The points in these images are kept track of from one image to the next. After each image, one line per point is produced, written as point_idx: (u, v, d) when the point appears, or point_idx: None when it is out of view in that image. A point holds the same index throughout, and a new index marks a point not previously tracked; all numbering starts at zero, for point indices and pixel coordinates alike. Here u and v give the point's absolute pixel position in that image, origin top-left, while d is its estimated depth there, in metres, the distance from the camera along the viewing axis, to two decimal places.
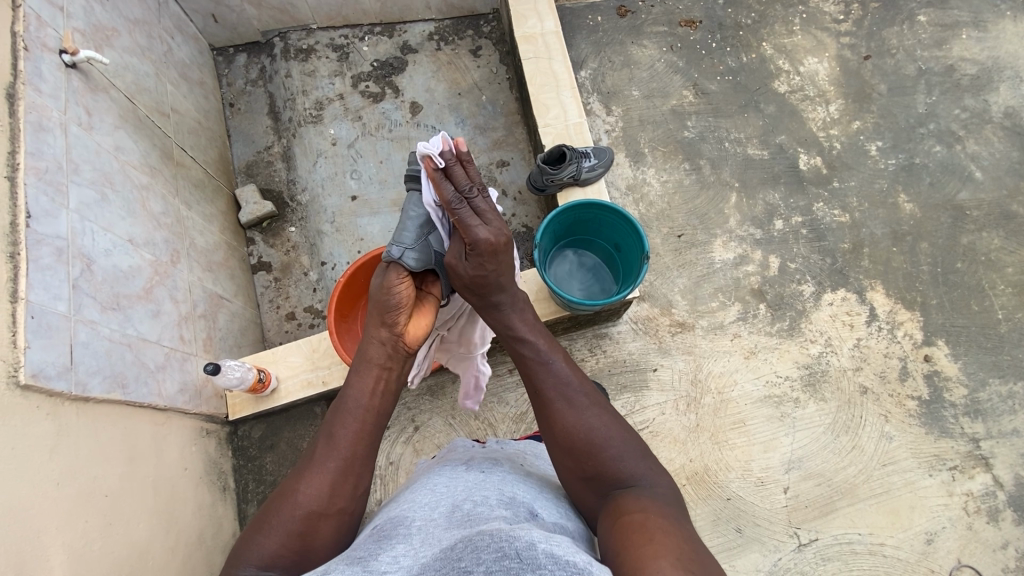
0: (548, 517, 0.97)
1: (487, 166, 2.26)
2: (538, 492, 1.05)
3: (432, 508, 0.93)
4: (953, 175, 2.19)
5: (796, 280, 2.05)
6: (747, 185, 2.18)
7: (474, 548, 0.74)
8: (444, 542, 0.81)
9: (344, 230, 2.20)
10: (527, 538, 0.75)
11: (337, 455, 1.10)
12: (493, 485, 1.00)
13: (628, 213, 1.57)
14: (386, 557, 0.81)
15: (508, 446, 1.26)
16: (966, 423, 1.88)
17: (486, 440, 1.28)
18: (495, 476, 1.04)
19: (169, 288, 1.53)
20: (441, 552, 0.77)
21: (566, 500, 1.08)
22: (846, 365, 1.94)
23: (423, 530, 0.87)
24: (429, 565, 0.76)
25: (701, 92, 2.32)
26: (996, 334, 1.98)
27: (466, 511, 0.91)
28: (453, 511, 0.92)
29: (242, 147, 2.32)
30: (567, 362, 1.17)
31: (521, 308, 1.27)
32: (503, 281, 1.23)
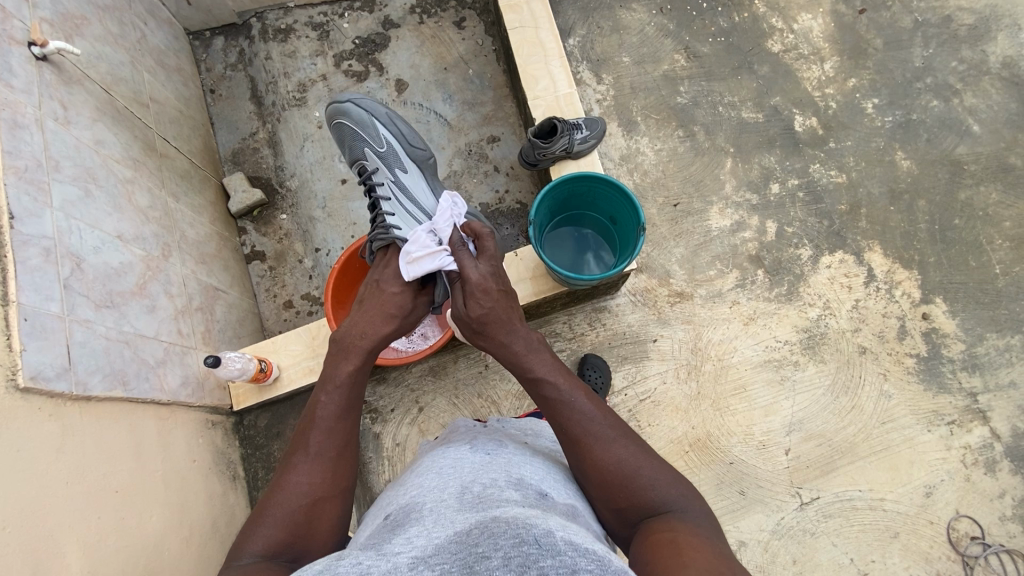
0: (556, 498, 0.99)
1: (478, 142, 2.22)
2: (544, 471, 1.06)
3: (442, 489, 0.95)
4: (949, 130, 2.15)
5: (794, 244, 2.04)
6: (742, 150, 2.16)
7: (490, 535, 0.76)
8: (457, 525, 0.83)
9: (336, 215, 2.15)
10: (544, 526, 0.78)
11: (332, 442, 1.14)
12: (499, 466, 1.02)
13: (632, 193, 1.49)
14: (398, 540, 0.83)
15: (510, 424, 1.27)
16: (963, 377, 1.88)
17: (489, 420, 1.30)
18: (501, 457, 1.05)
19: (163, 283, 1.52)
20: (456, 536, 0.79)
21: (573, 482, 1.10)
22: (844, 327, 1.95)
23: (434, 513, 0.88)
24: (445, 549, 0.77)
25: (693, 55, 2.29)
26: (994, 289, 1.96)
27: (476, 492, 0.92)
28: (462, 492, 0.93)
29: (226, 134, 2.29)
30: (586, 394, 1.15)
31: (536, 349, 1.24)
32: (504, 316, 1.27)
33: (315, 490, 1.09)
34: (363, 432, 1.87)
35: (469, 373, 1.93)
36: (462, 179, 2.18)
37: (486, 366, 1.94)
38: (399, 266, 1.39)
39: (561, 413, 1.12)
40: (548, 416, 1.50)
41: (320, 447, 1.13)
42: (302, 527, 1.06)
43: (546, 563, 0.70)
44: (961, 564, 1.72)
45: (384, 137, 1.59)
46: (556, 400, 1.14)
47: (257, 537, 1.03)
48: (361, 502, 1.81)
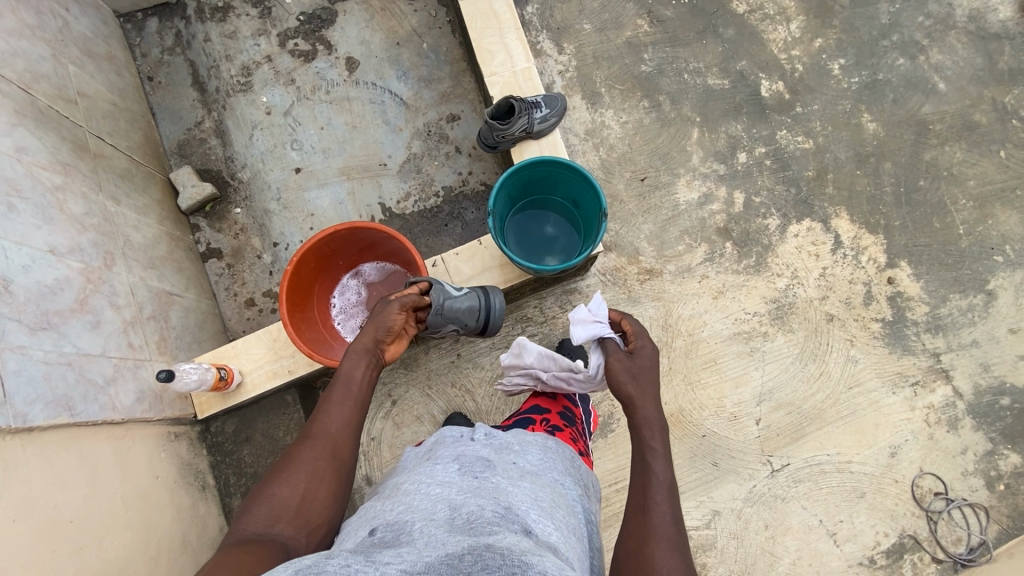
0: (545, 532, 0.97)
1: (437, 122, 2.12)
2: (532, 498, 1.04)
3: (432, 513, 0.94)
4: (915, 89, 2.12)
5: (761, 215, 2.02)
6: (708, 119, 2.10)
7: (485, 566, 0.75)
8: (448, 548, 0.82)
9: (292, 206, 2.05)
10: (540, 569, 0.76)
11: (338, 422, 1.12)
12: (488, 492, 1.00)
13: (592, 177, 1.46)
14: (388, 552, 0.83)
15: (497, 440, 1.23)
16: (927, 339, 1.91)
17: (478, 427, 1.25)
18: (490, 482, 1.04)
19: (107, 295, 1.45)
20: (448, 558, 0.78)
21: (559, 510, 1.07)
22: (812, 296, 1.95)
23: (425, 537, 0.87)
24: (436, 568, 0.76)
25: (656, 20, 2.20)
26: (958, 250, 1.97)
27: (466, 521, 0.92)
28: (452, 518, 0.92)
29: (170, 125, 2.16)
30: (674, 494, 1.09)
31: (662, 431, 1.18)
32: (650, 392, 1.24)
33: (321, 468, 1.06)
34: None
35: (441, 364, 1.91)
36: (423, 162, 2.09)
37: (458, 355, 1.92)
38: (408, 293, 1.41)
39: (649, 493, 1.09)
40: (535, 423, 1.48)
41: (327, 425, 1.11)
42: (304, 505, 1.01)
43: None
44: (924, 519, 1.78)
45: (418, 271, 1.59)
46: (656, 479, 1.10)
47: (262, 496, 1.01)
48: None
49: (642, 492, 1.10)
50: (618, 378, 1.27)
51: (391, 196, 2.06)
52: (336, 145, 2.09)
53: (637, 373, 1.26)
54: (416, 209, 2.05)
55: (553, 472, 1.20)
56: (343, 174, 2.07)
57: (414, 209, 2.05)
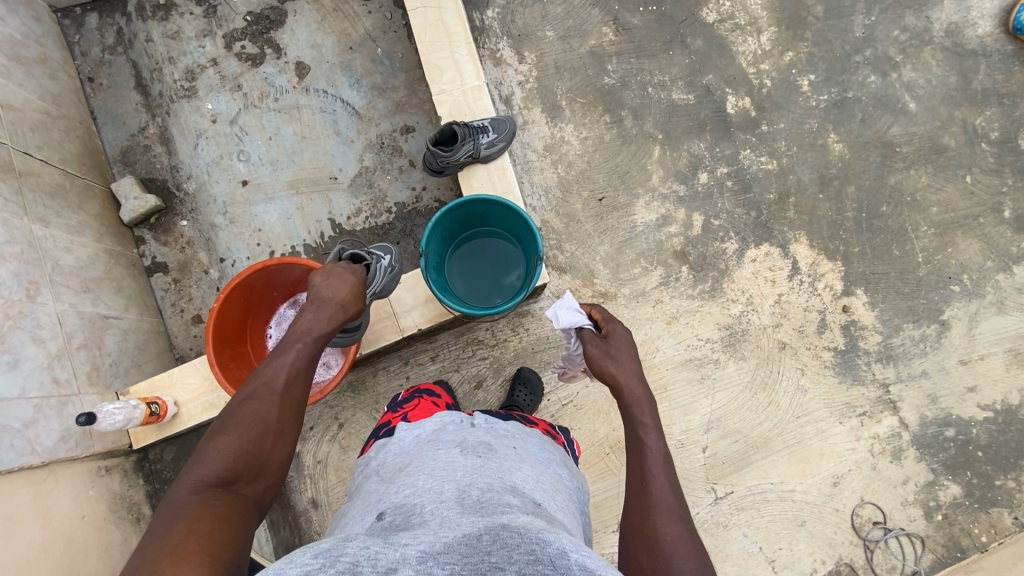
0: (550, 511, 0.99)
1: (391, 134, 2.04)
2: (535, 480, 1.05)
3: (440, 492, 0.93)
4: (885, 109, 2.06)
5: (719, 238, 1.98)
6: (670, 136, 2.04)
7: (504, 546, 0.74)
8: (464, 529, 0.82)
9: (239, 221, 1.99)
10: (557, 544, 0.75)
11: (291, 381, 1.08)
12: (492, 473, 1.00)
13: (517, 205, 1.42)
14: (404, 535, 0.81)
15: (498, 427, 1.20)
16: (877, 369, 1.90)
17: (476, 415, 1.22)
18: (493, 463, 1.04)
19: (29, 329, 1.41)
20: (465, 539, 0.77)
21: (560, 493, 1.08)
22: (766, 323, 1.93)
23: (437, 518, 0.87)
24: (454, 551, 0.75)
25: (622, 28, 2.11)
26: (915, 279, 1.95)
27: (476, 499, 0.92)
28: (461, 496, 0.92)
29: (112, 131, 2.08)
30: (667, 462, 1.10)
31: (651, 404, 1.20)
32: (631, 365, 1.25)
33: (272, 428, 1.01)
34: None
35: (389, 387, 1.89)
36: (375, 176, 2.02)
37: (407, 378, 1.90)
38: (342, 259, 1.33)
39: (644, 466, 1.09)
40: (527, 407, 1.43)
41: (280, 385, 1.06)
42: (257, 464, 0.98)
43: None
44: (862, 547, 1.82)
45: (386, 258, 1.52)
46: (649, 451, 1.11)
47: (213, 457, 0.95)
48: (283, 521, 1.80)
49: (636, 467, 1.10)
50: (601, 363, 1.27)
51: (342, 211, 1.99)
52: (285, 156, 2.01)
53: (615, 354, 1.26)
54: (367, 226, 1.99)
55: (552, 458, 1.20)
56: (291, 188, 2.00)
57: (364, 226, 1.99)
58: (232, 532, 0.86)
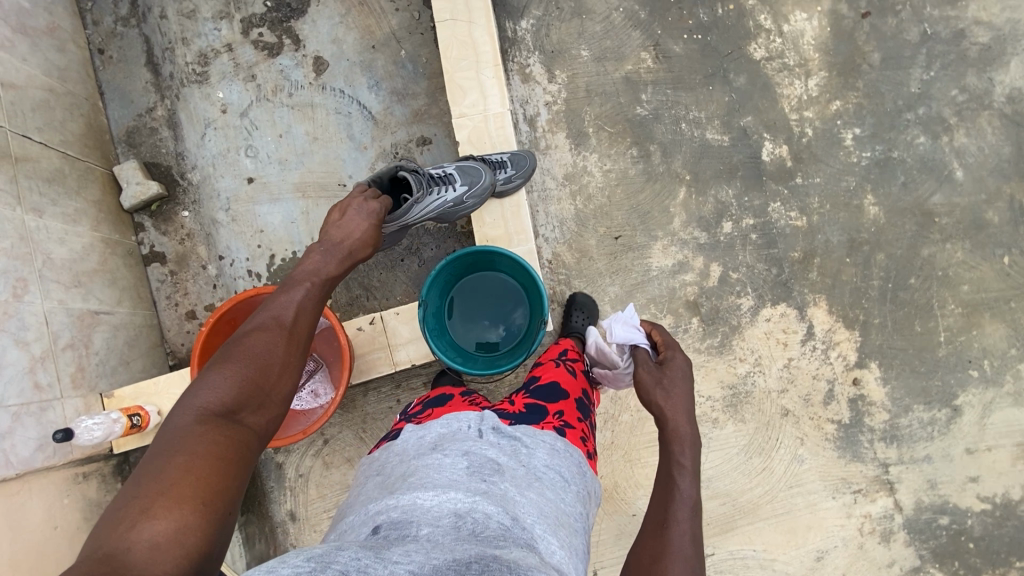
0: (550, 550, 0.91)
1: (406, 144, 1.95)
2: (540, 509, 0.97)
3: (437, 514, 0.87)
4: (930, 174, 1.93)
5: (735, 292, 1.89)
6: (699, 179, 1.93)
7: None
8: (455, 553, 0.77)
9: (240, 220, 1.92)
10: None
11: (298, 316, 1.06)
12: (495, 497, 0.94)
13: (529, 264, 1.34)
14: (396, 550, 0.77)
15: (505, 436, 1.13)
16: (879, 448, 1.84)
17: (487, 417, 1.16)
18: (498, 485, 0.97)
19: (14, 330, 1.37)
20: (455, 564, 0.73)
21: (565, 527, 0.99)
22: (771, 387, 1.86)
23: (431, 540, 0.82)
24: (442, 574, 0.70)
25: (662, 55, 1.98)
26: (933, 359, 1.87)
27: (473, 526, 0.86)
28: (458, 521, 0.87)
29: (119, 108, 1.99)
30: (696, 505, 1.09)
31: (693, 441, 1.18)
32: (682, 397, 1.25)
33: (280, 360, 0.98)
34: (265, 462, 1.82)
35: (378, 408, 1.85)
36: None
37: (397, 402, 1.85)
38: (357, 195, 1.32)
39: (668, 502, 1.09)
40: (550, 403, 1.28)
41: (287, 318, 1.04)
42: (259, 398, 0.92)
43: None
44: None
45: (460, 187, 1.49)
46: (677, 491, 1.10)
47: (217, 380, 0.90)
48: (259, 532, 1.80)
49: (660, 503, 1.10)
50: (648, 389, 1.27)
51: None
52: (294, 156, 1.93)
53: (667, 387, 1.25)
54: None
55: (566, 479, 1.11)
56: (297, 191, 1.92)
57: None
58: (235, 465, 0.82)
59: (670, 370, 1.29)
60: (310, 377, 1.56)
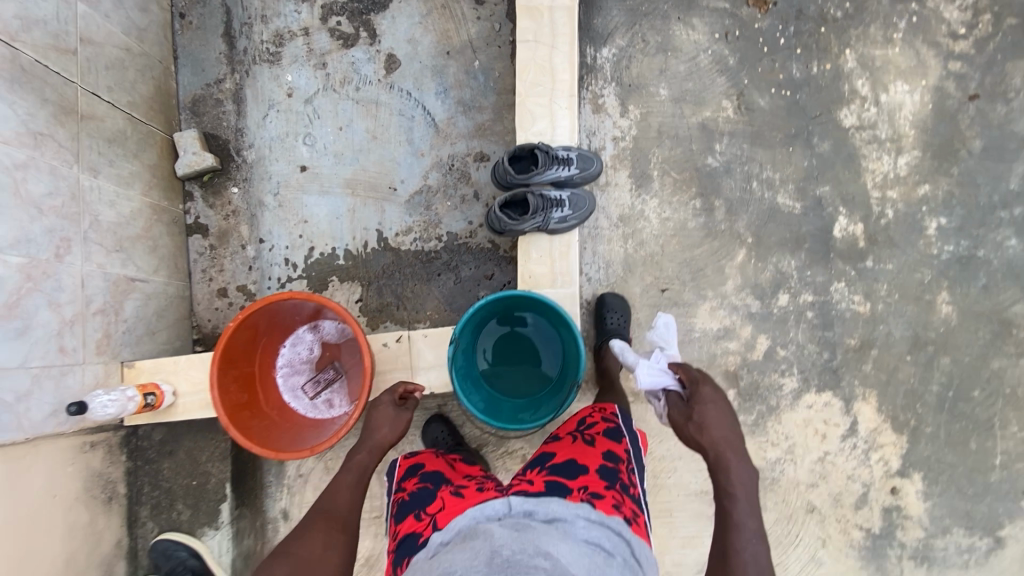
0: None
1: (463, 157, 1.89)
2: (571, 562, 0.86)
3: (473, 556, 0.82)
4: (1014, 281, 1.78)
5: (780, 370, 1.77)
6: (761, 243, 1.82)
7: None
8: None
9: (287, 206, 1.91)
10: None
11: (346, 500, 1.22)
12: (527, 542, 0.86)
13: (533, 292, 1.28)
14: None
15: (540, 507, 1.00)
16: (908, 566, 1.69)
17: (515, 504, 1.00)
18: (530, 535, 0.89)
19: (50, 290, 1.36)
20: None
21: None
22: (801, 479, 1.73)
23: None
24: None
25: (745, 106, 1.87)
26: (982, 482, 1.71)
27: (506, 558, 0.81)
28: (493, 556, 0.82)
29: (189, 75, 1.98)
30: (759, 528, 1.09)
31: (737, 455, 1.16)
32: (714, 418, 1.20)
33: (328, 534, 1.15)
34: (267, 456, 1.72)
35: None
36: (435, 198, 1.88)
37: (409, 419, 1.77)
38: (387, 396, 1.39)
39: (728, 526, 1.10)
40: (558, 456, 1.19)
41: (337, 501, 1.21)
42: (313, 566, 1.09)
43: None
44: None
45: (563, 194, 1.52)
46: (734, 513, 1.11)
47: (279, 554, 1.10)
48: (249, 532, 1.66)
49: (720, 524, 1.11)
50: (682, 429, 1.24)
51: (391, 226, 1.88)
52: (350, 152, 1.90)
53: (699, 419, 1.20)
54: (412, 247, 1.87)
55: (605, 551, 0.93)
56: (348, 187, 1.89)
57: (410, 247, 1.87)
58: None
59: (701, 398, 1.23)
60: (327, 384, 1.48)
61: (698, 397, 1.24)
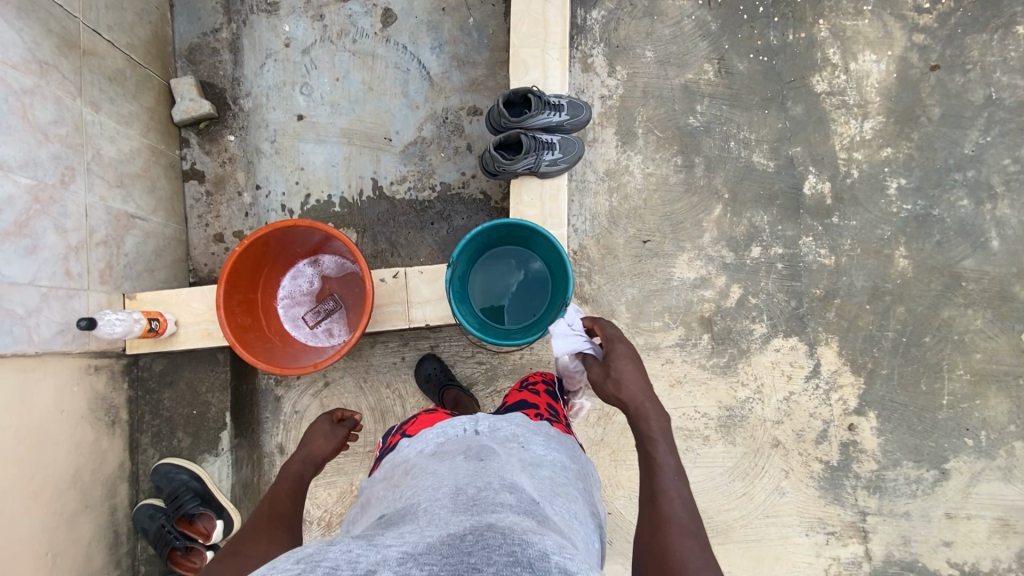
0: (548, 512, 0.89)
1: (457, 110, 1.95)
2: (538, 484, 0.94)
3: (437, 490, 0.87)
4: (966, 238, 1.93)
5: (750, 317, 1.90)
6: (737, 199, 1.94)
7: (485, 546, 0.71)
8: (451, 528, 0.77)
9: (284, 153, 1.96)
10: (540, 547, 0.72)
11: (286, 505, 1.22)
12: (494, 471, 0.91)
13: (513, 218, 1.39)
14: (390, 533, 0.78)
15: (502, 428, 1.07)
16: (861, 495, 1.85)
17: (481, 419, 1.09)
18: (495, 463, 0.94)
19: (55, 216, 1.42)
20: (449, 539, 0.73)
21: (560, 496, 0.95)
22: (766, 416, 1.87)
23: (428, 513, 0.82)
24: (436, 549, 0.71)
25: (725, 70, 1.98)
26: (931, 420, 1.87)
27: (471, 495, 0.84)
28: (457, 494, 0.85)
29: (186, 24, 2.00)
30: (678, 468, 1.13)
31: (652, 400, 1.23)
32: (625, 368, 1.27)
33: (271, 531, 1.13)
34: (264, 392, 1.79)
35: (383, 361, 1.84)
36: (429, 149, 1.95)
37: (402, 359, 1.84)
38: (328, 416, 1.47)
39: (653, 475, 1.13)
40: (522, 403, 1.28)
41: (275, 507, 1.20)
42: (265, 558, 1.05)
43: None
44: None
45: (554, 138, 1.60)
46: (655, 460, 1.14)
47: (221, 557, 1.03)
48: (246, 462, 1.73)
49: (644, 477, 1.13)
50: (602, 387, 1.28)
51: (386, 175, 1.94)
52: (346, 103, 1.96)
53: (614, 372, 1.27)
54: (406, 196, 1.94)
55: (565, 466, 1.05)
56: (343, 136, 1.95)
57: (404, 195, 1.93)
58: None
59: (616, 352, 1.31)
60: (327, 314, 1.56)
61: (613, 353, 1.32)
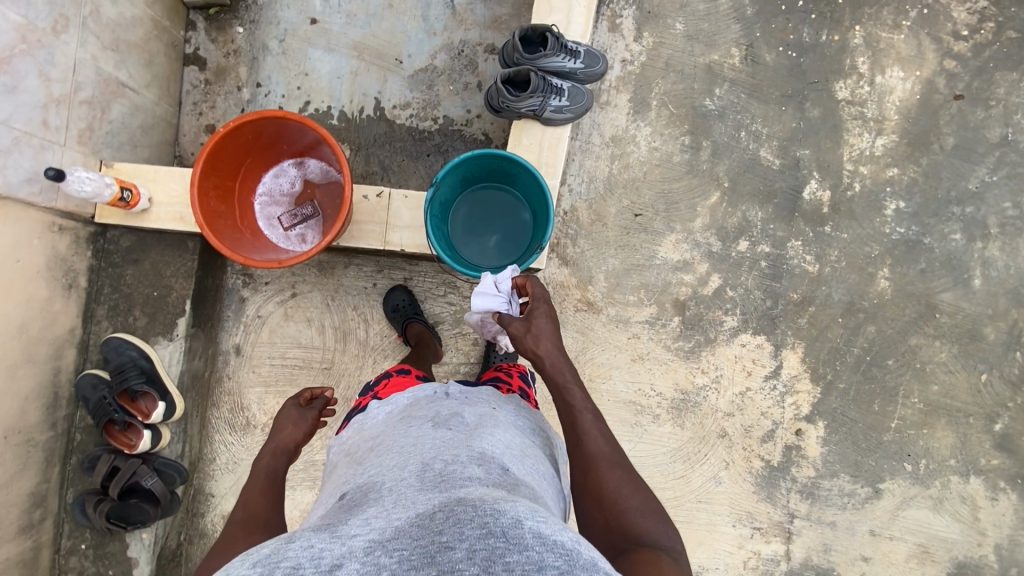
0: (518, 476, 0.91)
1: (474, 46, 1.90)
2: (506, 444, 0.96)
3: (402, 468, 0.87)
4: (950, 272, 1.94)
5: (724, 308, 1.91)
6: (735, 190, 1.92)
7: (456, 521, 0.69)
8: (418, 506, 0.77)
9: (291, 55, 1.90)
10: (512, 513, 0.70)
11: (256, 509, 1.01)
12: (461, 442, 0.92)
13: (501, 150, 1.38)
14: (356, 520, 0.77)
15: (470, 395, 1.10)
16: (794, 498, 1.89)
17: (451, 386, 1.12)
18: (462, 433, 0.95)
19: (41, 61, 1.38)
20: (419, 518, 0.72)
21: (529, 459, 0.98)
22: (719, 407, 1.89)
23: (394, 493, 0.82)
24: (403, 533, 0.71)
25: (751, 58, 1.94)
26: (876, 439, 1.91)
27: (438, 470, 0.85)
28: (423, 469, 0.86)
29: None
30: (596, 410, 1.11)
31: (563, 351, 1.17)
32: (542, 321, 1.19)
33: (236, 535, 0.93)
34: (229, 290, 1.77)
35: (353, 283, 1.80)
36: (438, 80, 1.90)
37: (373, 285, 1.81)
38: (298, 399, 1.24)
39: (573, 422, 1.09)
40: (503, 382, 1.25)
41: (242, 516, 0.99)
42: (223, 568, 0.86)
43: (512, 558, 0.63)
44: None
45: (563, 84, 1.56)
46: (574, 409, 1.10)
47: None
48: (198, 354, 1.71)
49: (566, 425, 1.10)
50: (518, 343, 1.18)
51: (390, 97, 1.89)
52: (362, 16, 1.90)
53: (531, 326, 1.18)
54: (407, 122, 1.89)
55: (533, 433, 1.08)
56: (354, 49, 1.90)
57: (405, 122, 1.89)
58: None
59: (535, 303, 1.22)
60: (304, 219, 1.53)
61: (532, 305, 1.22)
